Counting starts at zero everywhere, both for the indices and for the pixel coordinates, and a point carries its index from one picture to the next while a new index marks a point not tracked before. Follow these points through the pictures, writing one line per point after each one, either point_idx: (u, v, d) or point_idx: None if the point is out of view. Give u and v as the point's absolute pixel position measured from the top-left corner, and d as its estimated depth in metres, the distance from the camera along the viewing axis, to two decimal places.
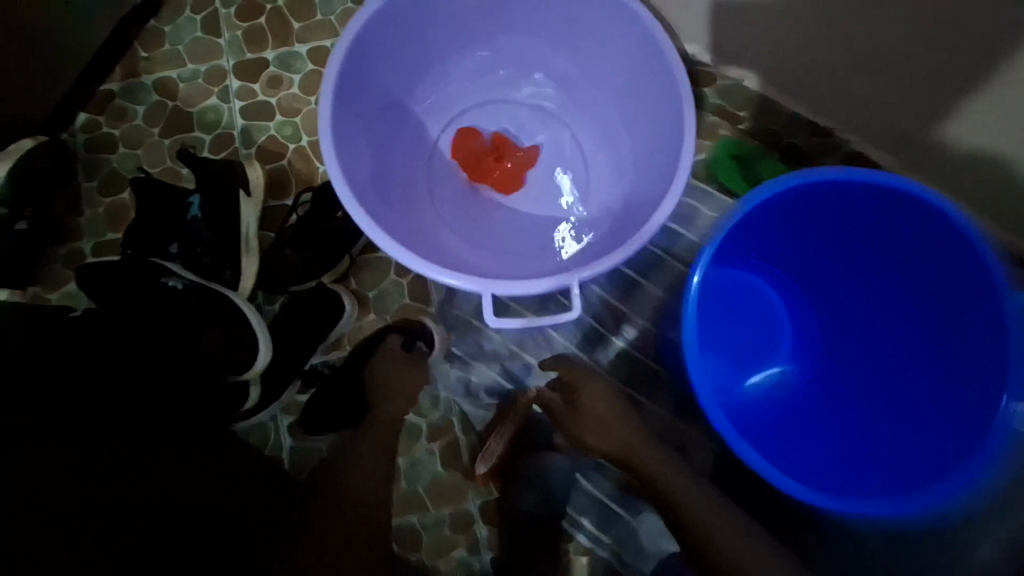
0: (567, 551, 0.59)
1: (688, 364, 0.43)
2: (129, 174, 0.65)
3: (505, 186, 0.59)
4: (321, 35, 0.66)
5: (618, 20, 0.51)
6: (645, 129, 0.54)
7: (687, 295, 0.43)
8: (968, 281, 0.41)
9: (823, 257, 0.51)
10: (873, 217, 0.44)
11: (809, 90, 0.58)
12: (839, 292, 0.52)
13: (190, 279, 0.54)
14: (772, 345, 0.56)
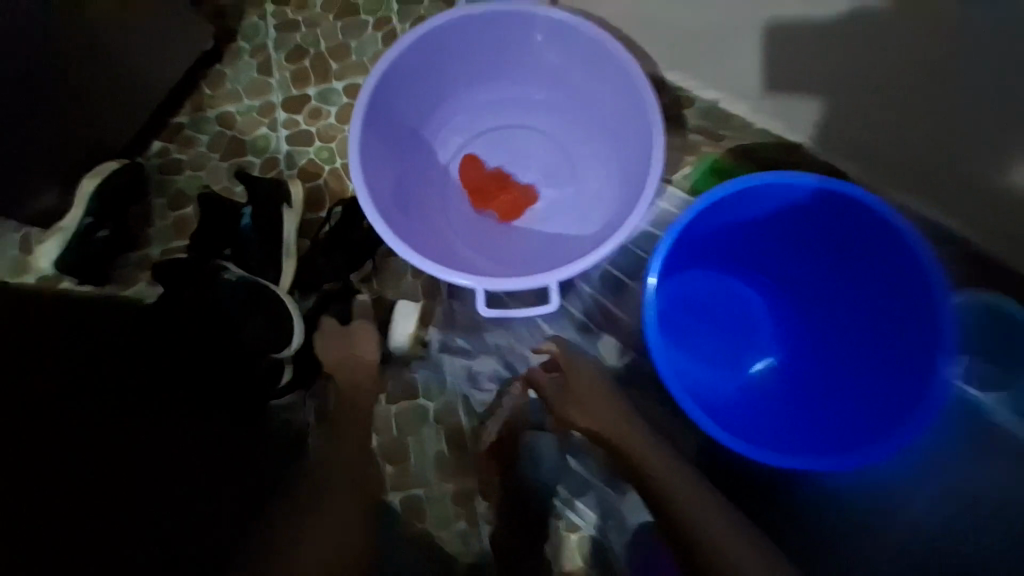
0: (556, 527, 0.65)
1: (652, 355, 0.50)
2: (192, 191, 0.78)
3: (506, 207, 0.67)
4: (355, 73, 0.78)
5: (602, 57, 0.60)
6: (629, 149, 0.63)
7: (646, 293, 0.50)
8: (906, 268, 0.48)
9: (791, 254, 0.58)
10: (826, 215, 0.52)
11: (775, 105, 0.64)
12: (810, 287, 0.59)
13: (241, 272, 0.64)
14: (750, 337, 0.63)
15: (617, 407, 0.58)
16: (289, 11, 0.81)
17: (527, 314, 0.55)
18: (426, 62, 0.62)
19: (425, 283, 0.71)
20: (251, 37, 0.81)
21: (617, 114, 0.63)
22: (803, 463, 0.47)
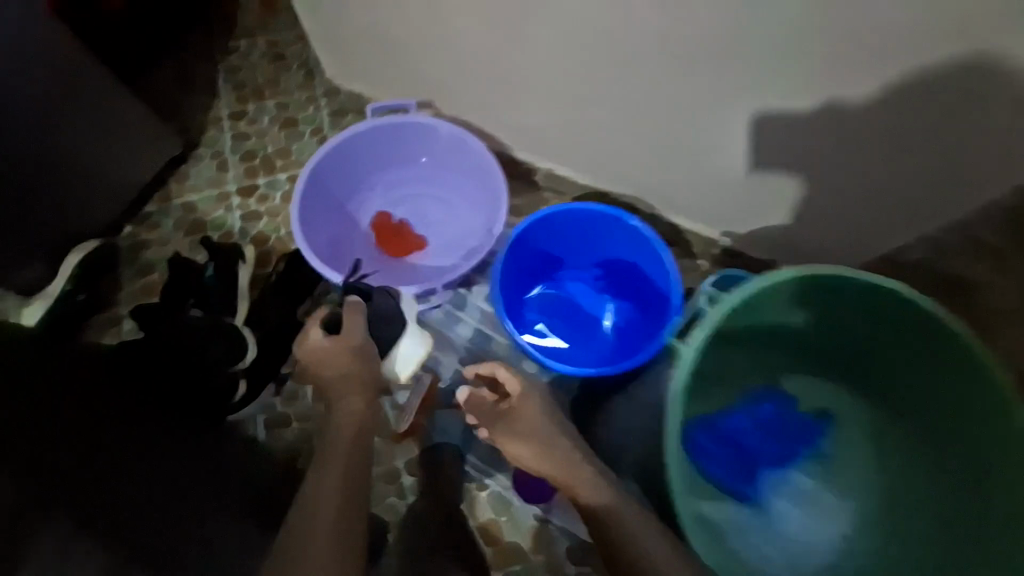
0: (469, 488, 0.83)
1: (500, 314, 0.78)
2: (157, 261, 0.97)
3: (400, 247, 0.94)
4: (296, 166, 1.05)
5: (465, 147, 0.90)
6: (490, 204, 0.91)
7: (494, 283, 0.79)
8: (649, 247, 0.82)
9: (603, 257, 0.88)
10: (604, 225, 0.84)
11: (590, 166, 0.94)
12: (617, 279, 0.89)
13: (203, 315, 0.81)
14: (590, 319, 0.89)
15: (564, 441, 0.64)
16: (242, 126, 1.08)
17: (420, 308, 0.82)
18: (347, 151, 0.89)
19: None
20: (212, 146, 1.06)
21: (476, 179, 0.93)
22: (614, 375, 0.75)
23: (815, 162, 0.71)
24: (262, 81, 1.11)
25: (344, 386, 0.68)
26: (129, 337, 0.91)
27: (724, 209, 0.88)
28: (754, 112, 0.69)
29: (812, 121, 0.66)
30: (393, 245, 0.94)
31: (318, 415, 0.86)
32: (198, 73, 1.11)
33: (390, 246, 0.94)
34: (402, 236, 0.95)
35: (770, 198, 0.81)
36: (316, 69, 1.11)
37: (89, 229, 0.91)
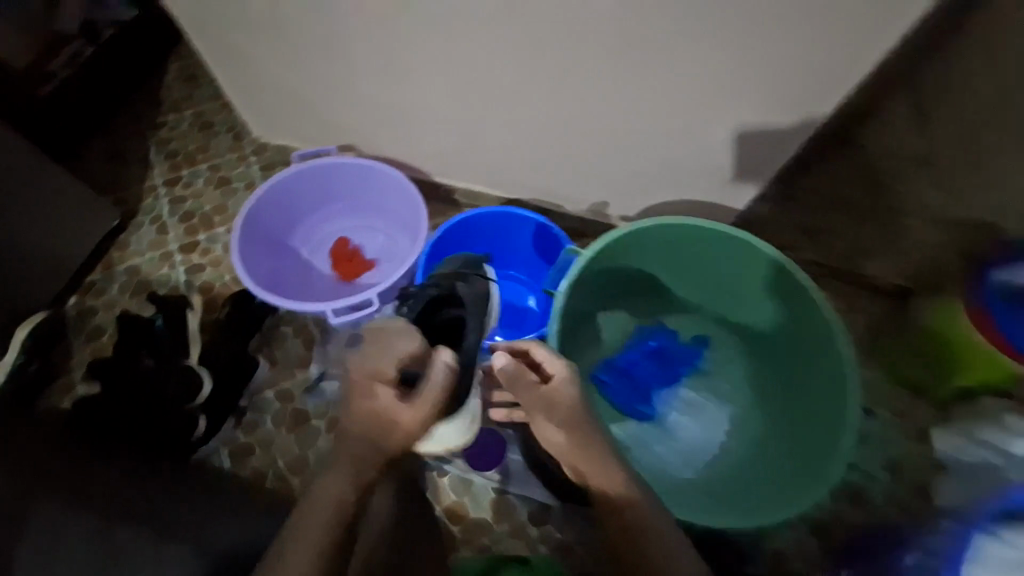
0: (432, 475, 0.93)
1: None
2: (106, 324, 1.01)
3: (351, 270, 1.04)
4: (233, 218, 1.14)
5: (382, 176, 1.03)
6: (412, 222, 1.04)
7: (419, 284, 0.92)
8: (549, 237, 0.97)
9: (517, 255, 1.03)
10: (509, 223, 0.99)
11: (498, 176, 1.11)
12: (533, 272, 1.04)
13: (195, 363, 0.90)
14: (517, 310, 1.04)
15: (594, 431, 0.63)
16: (177, 190, 1.17)
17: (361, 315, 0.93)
18: (279, 197, 1.01)
19: (305, 340, 1.01)
20: (150, 212, 1.14)
21: (402, 201, 1.05)
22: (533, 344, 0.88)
23: (664, 145, 0.90)
24: (192, 149, 1.21)
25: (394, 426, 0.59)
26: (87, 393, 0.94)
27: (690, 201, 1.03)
28: (738, 128, 0.85)
29: (785, 133, 0.85)
30: (344, 269, 1.05)
31: (280, 438, 0.93)
32: (130, 151, 1.20)
33: (342, 270, 1.05)
34: (353, 259, 1.05)
35: (708, 188, 0.98)
36: (243, 132, 1.23)
37: (33, 302, 0.95)
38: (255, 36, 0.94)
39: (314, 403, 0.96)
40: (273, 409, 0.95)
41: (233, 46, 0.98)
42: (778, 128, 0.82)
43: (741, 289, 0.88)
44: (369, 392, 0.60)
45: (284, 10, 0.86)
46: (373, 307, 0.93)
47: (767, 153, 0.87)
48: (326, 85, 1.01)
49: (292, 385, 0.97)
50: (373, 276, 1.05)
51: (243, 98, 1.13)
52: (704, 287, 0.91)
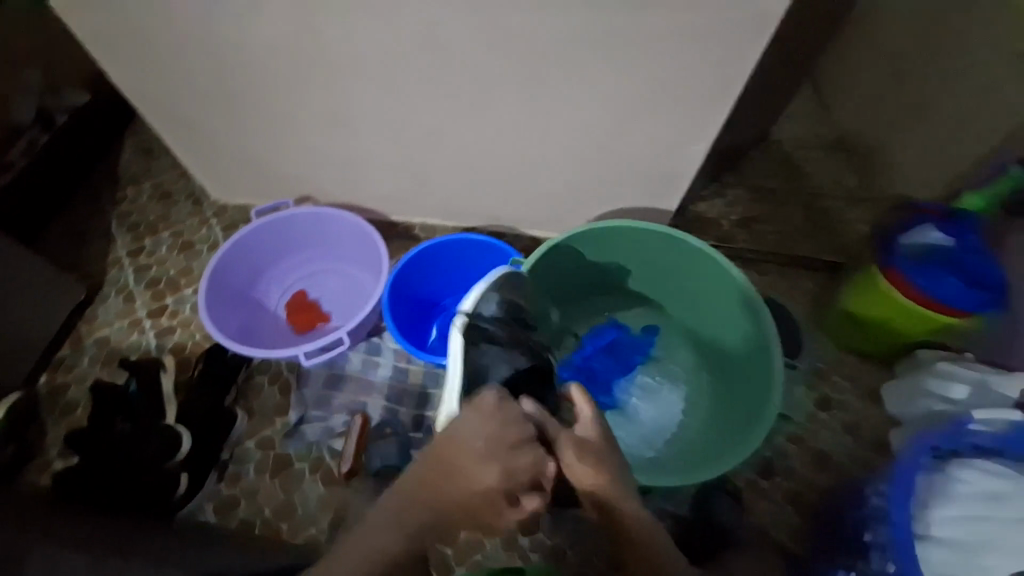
0: None
1: (397, 338, 0.94)
2: (79, 397, 1.02)
3: (305, 320, 1.09)
4: (199, 279, 1.17)
5: (339, 221, 1.09)
6: (374, 261, 1.10)
7: (385, 315, 0.96)
8: (502, 257, 1.05)
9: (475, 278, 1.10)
10: (464, 249, 1.05)
11: (451, 207, 1.22)
12: None
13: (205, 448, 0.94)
14: None
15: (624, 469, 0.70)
16: (142, 259, 1.20)
17: (334, 353, 0.97)
18: (241, 252, 1.05)
19: (280, 387, 1.03)
20: (115, 283, 1.16)
21: (360, 243, 1.11)
22: None
23: (592, 161, 1.01)
24: (153, 219, 1.25)
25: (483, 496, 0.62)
26: (65, 467, 0.95)
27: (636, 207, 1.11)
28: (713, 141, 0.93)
29: None
30: (300, 318, 1.09)
31: (265, 485, 0.94)
32: (90, 228, 1.23)
33: (296, 320, 1.09)
34: (308, 309, 1.10)
35: (654, 192, 1.07)
36: (202, 196, 1.28)
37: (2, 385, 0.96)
38: (209, 107, 1.01)
39: (296, 448, 0.98)
40: (254, 458, 0.96)
41: (186, 118, 1.04)
42: (689, 136, 0.92)
43: (703, 295, 0.94)
44: (448, 467, 0.63)
45: (232, 84, 0.94)
46: (345, 344, 0.98)
47: (684, 159, 0.98)
48: (280, 144, 1.08)
49: (272, 432, 0.99)
50: (330, 323, 1.10)
51: (200, 165, 1.18)
52: (671, 292, 0.98)
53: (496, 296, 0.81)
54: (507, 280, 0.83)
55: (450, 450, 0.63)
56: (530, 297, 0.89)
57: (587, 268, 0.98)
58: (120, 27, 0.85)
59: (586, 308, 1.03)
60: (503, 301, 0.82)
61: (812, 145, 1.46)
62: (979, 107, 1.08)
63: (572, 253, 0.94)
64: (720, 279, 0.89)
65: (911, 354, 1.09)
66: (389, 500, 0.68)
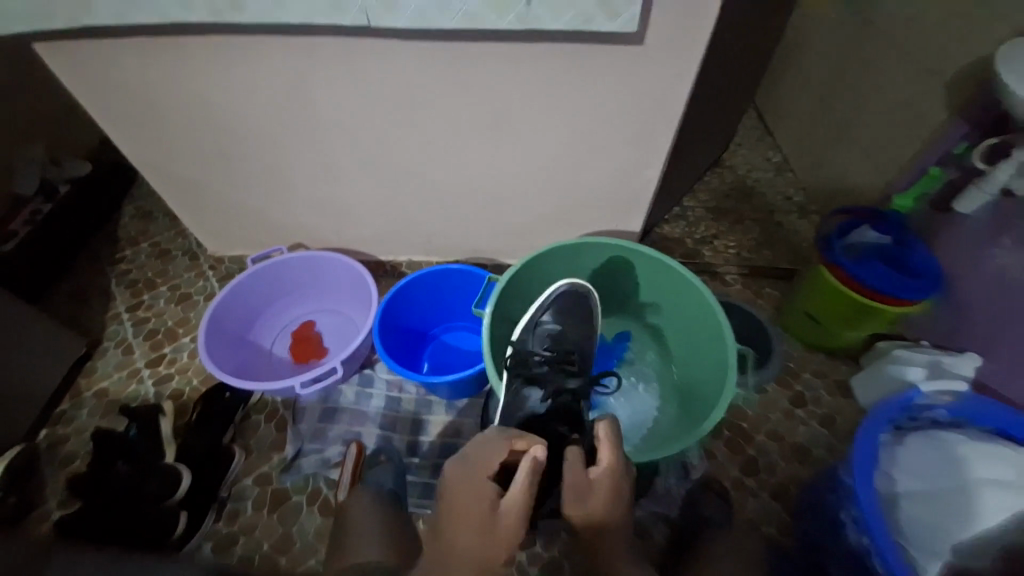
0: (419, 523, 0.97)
1: (386, 362, 0.97)
2: (79, 447, 1.05)
3: (306, 349, 1.16)
4: (197, 327, 1.23)
5: (329, 261, 1.16)
6: (363, 297, 1.17)
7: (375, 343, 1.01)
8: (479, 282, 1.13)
9: (458, 306, 1.18)
10: (446, 279, 1.13)
11: (434, 244, 1.31)
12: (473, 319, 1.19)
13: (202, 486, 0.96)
14: (467, 356, 1.17)
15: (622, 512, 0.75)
16: (140, 313, 1.25)
17: (329, 382, 1.01)
18: (237, 294, 1.11)
19: (277, 423, 1.07)
20: (114, 336, 1.21)
21: (350, 280, 1.18)
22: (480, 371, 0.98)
23: (558, 191, 1.12)
24: (151, 275, 1.32)
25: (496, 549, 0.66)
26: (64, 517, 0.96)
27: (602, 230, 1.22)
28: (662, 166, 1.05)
29: None
30: (300, 348, 1.16)
31: (264, 521, 0.97)
32: (90, 288, 1.29)
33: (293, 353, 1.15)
34: (309, 338, 1.17)
35: (617, 215, 1.18)
36: (199, 251, 1.36)
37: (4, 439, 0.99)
38: (207, 167, 1.11)
39: (293, 481, 1.01)
40: (252, 494, 0.99)
41: (187, 179, 1.14)
42: (641, 163, 1.04)
43: (678, 316, 1.01)
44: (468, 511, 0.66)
45: (229, 146, 1.05)
46: (338, 373, 1.01)
47: (640, 184, 1.09)
48: (273, 196, 1.18)
49: (270, 467, 1.02)
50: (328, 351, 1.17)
51: (197, 221, 1.26)
52: (660, 314, 1.04)
53: (542, 322, 0.92)
54: (551, 311, 0.93)
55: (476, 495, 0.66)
56: (581, 331, 0.93)
57: None
58: (131, 102, 0.96)
59: None
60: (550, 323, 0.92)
61: (763, 170, 1.62)
62: (895, 124, 1.23)
63: (556, 264, 1.01)
64: (674, 279, 0.97)
65: (873, 346, 1.17)
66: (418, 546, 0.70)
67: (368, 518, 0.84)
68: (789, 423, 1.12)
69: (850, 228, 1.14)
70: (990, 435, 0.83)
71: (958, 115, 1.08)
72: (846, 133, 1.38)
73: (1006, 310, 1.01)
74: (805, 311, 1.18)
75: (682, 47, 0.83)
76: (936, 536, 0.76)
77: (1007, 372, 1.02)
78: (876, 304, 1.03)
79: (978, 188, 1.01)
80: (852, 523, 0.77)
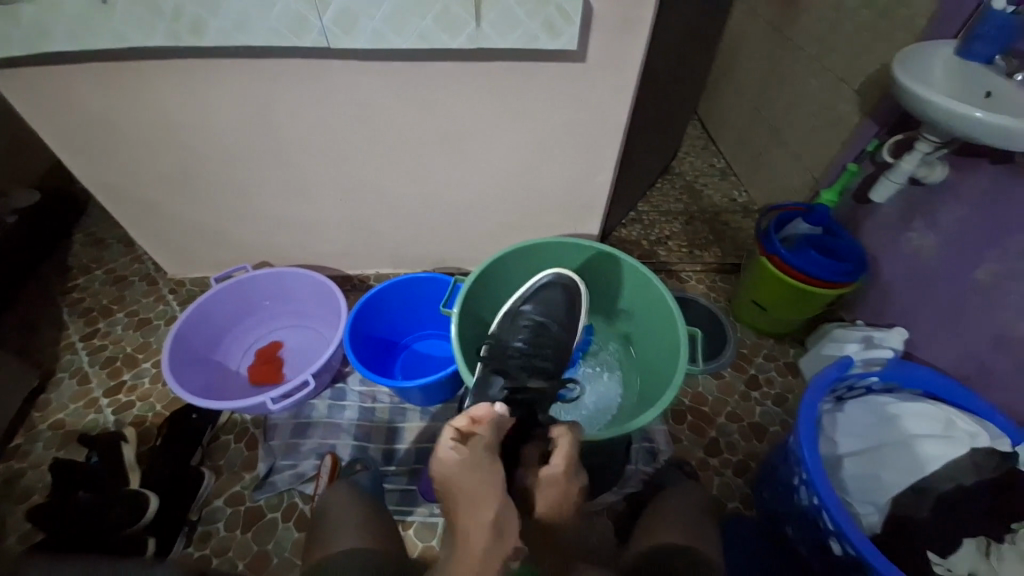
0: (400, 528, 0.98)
1: (359, 370, 0.98)
2: (32, 483, 1.00)
3: (265, 372, 1.13)
4: (158, 352, 1.20)
5: (294, 276, 1.17)
6: (331, 310, 1.18)
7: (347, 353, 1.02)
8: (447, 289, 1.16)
9: (428, 314, 1.21)
10: (414, 287, 1.16)
11: (401, 256, 1.34)
12: (443, 325, 1.23)
13: (172, 509, 0.93)
14: (439, 362, 1.20)
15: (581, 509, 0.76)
16: (96, 341, 1.22)
17: (302, 395, 1.01)
18: (201, 314, 1.10)
19: (247, 442, 1.06)
20: (68, 367, 1.17)
21: (318, 295, 1.19)
22: (452, 374, 1.01)
23: (517, 200, 1.18)
24: (108, 302, 1.29)
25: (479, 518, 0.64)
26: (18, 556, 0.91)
27: (561, 234, 1.28)
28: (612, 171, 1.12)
29: None
30: (261, 369, 1.14)
31: (237, 541, 0.95)
32: (41, 318, 1.24)
33: (263, 370, 1.15)
34: (272, 360, 1.16)
35: (575, 219, 1.24)
36: (158, 276, 1.34)
37: None
38: (166, 190, 1.11)
39: (267, 498, 1.00)
40: (224, 515, 0.98)
41: (146, 202, 1.13)
42: (594, 170, 1.11)
43: (641, 311, 1.06)
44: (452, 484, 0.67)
45: (190, 167, 1.06)
46: (310, 386, 1.00)
47: (594, 189, 1.16)
48: (237, 216, 1.18)
49: (242, 486, 1.01)
50: (288, 373, 1.15)
51: (157, 245, 1.25)
52: (631, 316, 1.09)
53: (523, 312, 0.95)
54: (533, 304, 0.95)
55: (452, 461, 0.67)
56: (562, 324, 0.95)
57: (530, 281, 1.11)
58: (87, 127, 0.96)
59: None
60: (528, 314, 0.94)
61: (709, 175, 1.75)
62: (819, 128, 1.36)
63: (525, 261, 1.07)
64: (634, 274, 1.03)
65: (817, 327, 1.29)
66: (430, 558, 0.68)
67: (349, 510, 0.82)
68: (746, 405, 1.19)
69: (785, 220, 1.25)
70: (919, 396, 0.91)
71: (868, 117, 1.21)
72: (779, 138, 1.51)
73: (923, 288, 1.12)
74: (751, 299, 1.27)
75: (621, 62, 0.90)
76: (876, 489, 0.84)
77: (929, 343, 1.14)
78: (803, 284, 1.12)
79: (886, 178, 1.09)
80: (803, 485, 0.83)
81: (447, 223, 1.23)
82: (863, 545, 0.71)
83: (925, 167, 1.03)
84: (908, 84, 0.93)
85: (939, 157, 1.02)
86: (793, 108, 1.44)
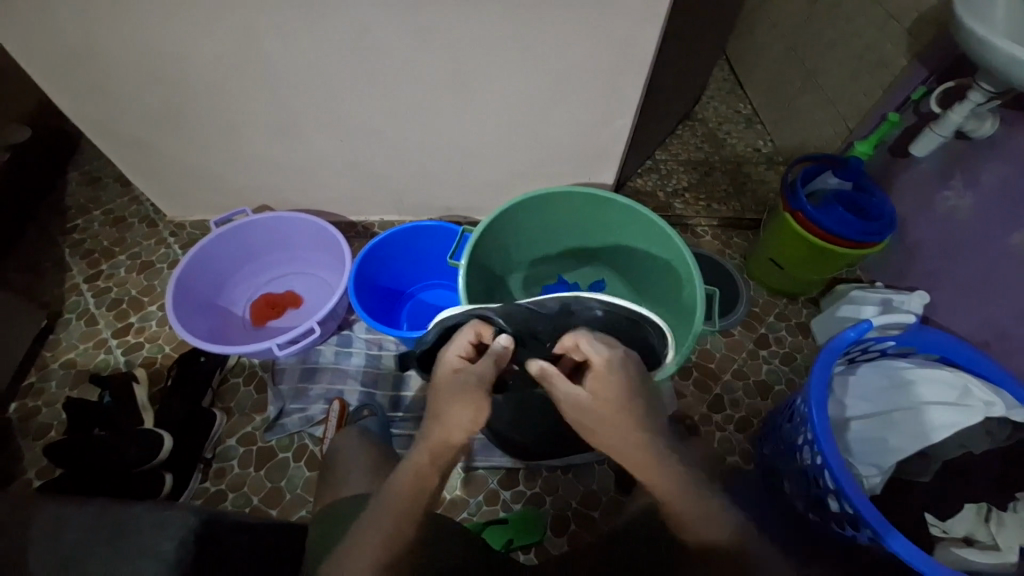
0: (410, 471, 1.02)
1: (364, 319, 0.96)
2: (50, 419, 1.03)
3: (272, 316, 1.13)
4: (163, 295, 1.19)
5: (294, 219, 1.13)
6: (336, 257, 1.16)
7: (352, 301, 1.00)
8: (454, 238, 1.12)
9: (434, 263, 1.19)
10: (420, 235, 1.12)
11: (406, 203, 1.29)
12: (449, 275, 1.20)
13: (184, 447, 0.96)
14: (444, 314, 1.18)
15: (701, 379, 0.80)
16: (100, 283, 1.21)
17: (309, 341, 0.99)
18: (203, 258, 1.08)
19: (256, 385, 1.08)
20: (75, 309, 1.17)
21: (322, 241, 1.15)
22: None
23: (528, 145, 1.11)
24: (108, 244, 1.26)
25: (450, 436, 0.55)
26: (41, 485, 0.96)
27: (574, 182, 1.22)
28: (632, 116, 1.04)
29: None
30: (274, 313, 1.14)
31: (252, 477, 0.99)
32: (41, 258, 1.22)
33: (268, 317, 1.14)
34: (284, 304, 1.16)
35: (586, 168, 1.18)
36: (158, 218, 1.31)
37: None
38: (157, 126, 1.04)
39: (278, 439, 1.03)
40: (237, 454, 1.01)
41: (137, 139, 1.07)
42: (611, 113, 1.03)
43: (663, 268, 1.01)
44: (435, 406, 0.57)
45: (179, 101, 0.99)
46: (316, 334, 0.99)
47: (611, 135, 1.09)
48: (231, 155, 1.12)
49: (253, 428, 1.04)
50: (293, 320, 1.15)
51: (151, 184, 1.20)
52: (668, 307, 1.02)
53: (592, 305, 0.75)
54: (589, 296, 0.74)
55: (440, 380, 0.60)
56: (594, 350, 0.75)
57: (540, 229, 1.06)
58: (62, 55, 0.89)
59: (541, 268, 1.13)
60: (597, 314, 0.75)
61: (733, 122, 1.64)
62: (859, 72, 1.25)
63: (537, 208, 1.01)
64: (662, 235, 0.97)
65: (832, 288, 1.25)
66: (402, 479, 0.55)
67: (357, 455, 0.84)
68: (753, 363, 1.18)
69: (813, 174, 1.18)
70: (935, 361, 0.89)
71: (917, 60, 1.09)
72: (814, 83, 1.39)
73: (952, 249, 1.08)
74: (769, 257, 1.22)
75: None
76: (883, 453, 0.82)
77: (950, 307, 1.10)
78: (823, 241, 1.07)
79: (931, 131, 1.01)
80: (806, 445, 0.82)
81: (454, 169, 1.17)
82: (861, 505, 0.71)
83: (973, 120, 0.95)
84: (967, 25, 0.84)
85: (989, 109, 0.94)
86: (833, 47, 1.31)
